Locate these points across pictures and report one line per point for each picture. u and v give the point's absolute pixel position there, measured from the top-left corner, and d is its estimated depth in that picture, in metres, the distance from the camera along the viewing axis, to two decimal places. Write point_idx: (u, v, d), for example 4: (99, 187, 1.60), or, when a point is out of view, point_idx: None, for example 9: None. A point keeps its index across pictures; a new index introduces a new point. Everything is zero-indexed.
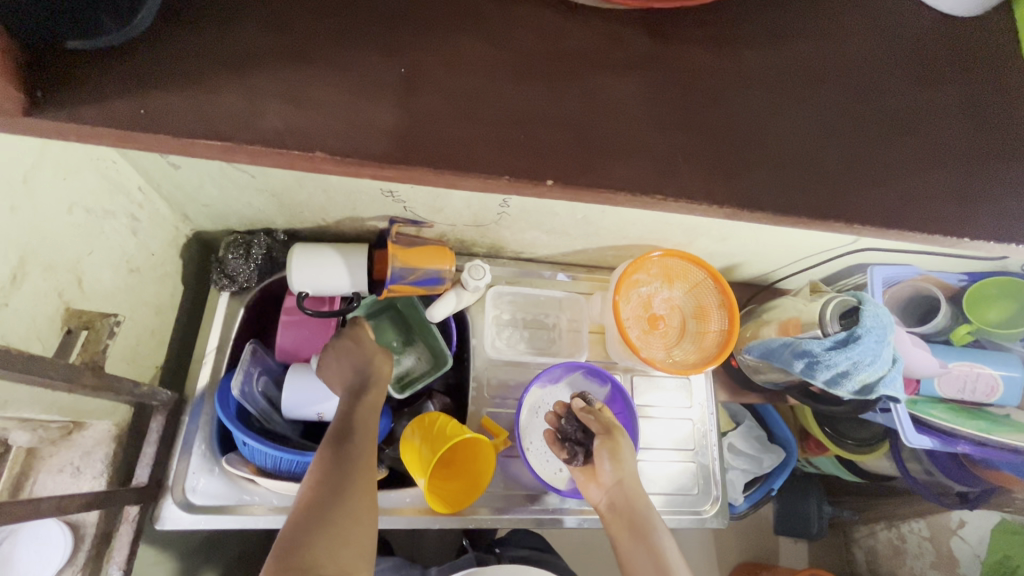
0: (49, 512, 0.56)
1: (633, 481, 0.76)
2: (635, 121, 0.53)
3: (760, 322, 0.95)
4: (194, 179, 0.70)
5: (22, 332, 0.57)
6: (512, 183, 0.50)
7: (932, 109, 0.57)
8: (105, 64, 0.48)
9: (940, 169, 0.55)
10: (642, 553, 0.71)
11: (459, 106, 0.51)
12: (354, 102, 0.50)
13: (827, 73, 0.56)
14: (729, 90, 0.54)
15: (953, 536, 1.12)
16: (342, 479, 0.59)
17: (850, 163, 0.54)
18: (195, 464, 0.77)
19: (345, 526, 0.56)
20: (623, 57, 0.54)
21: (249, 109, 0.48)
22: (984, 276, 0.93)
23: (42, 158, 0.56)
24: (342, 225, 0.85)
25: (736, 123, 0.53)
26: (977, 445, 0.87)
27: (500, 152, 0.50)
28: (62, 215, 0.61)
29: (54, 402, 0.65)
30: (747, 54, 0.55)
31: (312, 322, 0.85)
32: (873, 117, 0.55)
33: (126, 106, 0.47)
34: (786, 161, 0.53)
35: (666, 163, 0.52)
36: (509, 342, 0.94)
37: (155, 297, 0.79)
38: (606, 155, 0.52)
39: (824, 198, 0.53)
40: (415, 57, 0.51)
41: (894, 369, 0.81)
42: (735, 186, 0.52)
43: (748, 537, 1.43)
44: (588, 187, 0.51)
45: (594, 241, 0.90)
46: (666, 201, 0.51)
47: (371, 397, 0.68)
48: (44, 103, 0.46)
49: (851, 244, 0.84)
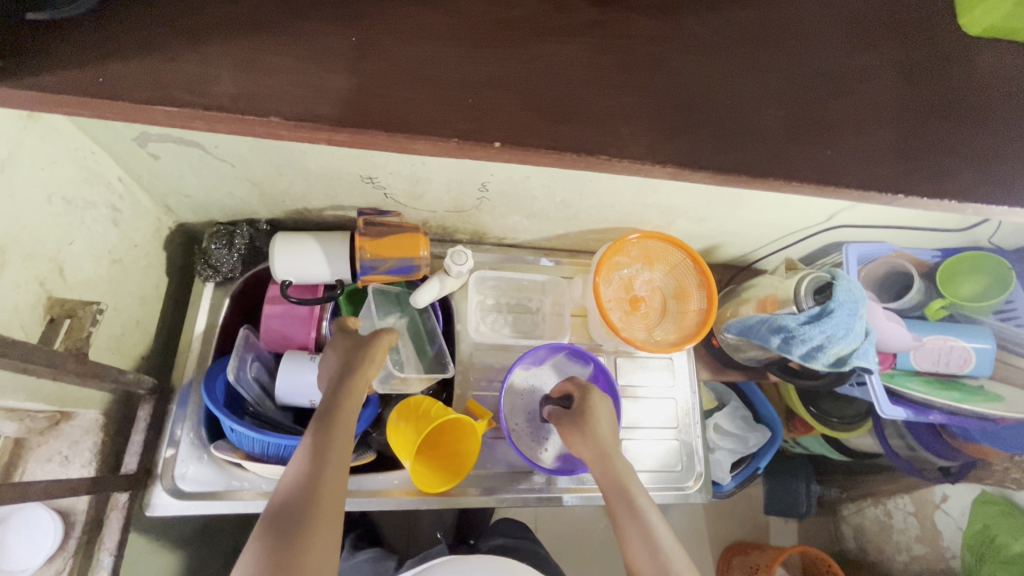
0: (36, 496, 0.57)
1: (616, 458, 0.76)
2: (585, 84, 0.53)
3: (739, 302, 0.97)
4: (173, 169, 0.71)
5: (3, 318, 0.58)
6: (462, 147, 0.51)
7: (887, 71, 0.57)
8: (67, 41, 0.48)
9: (888, 129, 0.56)
10: (633, 529, 0.70)
11: (413, 72, 0.51)
12: (313, 73, 0.50)
13: (777, 38, 0.57)
14: (675, 56, 0.55)
15: (937, 510, 1.15)
16: (314, 470, 0.61)
17: (799, 125, 0.55)
18: (184, 451, 0.78)
19: (315, 515, 0.58)
20: (569, 25, 0.54)
21: (204, 75, 0.49)
22: (956, 251, 0.94)
23: (20, 144, 0.57)
24: (325, 213, 0.86)
25: (684, 88, 0.54)
26: (951, 414, 0.89)
27: (458, 116, 0.51)
28: (41, 204, 0.61)
29: (38, 389, 0.65)
30: (691, 23, 0.56)
31: (296, 311, 0.86)
32: (831, 80, 0.56)
33: (85, 75, 0.48)
34: (737, 121, 0.54)
35: (620, 123, 0.53)
36: (493, 327, 0.96)
37: (140, 288, 0.80)
38: (560, 118, 0.52)
39: (772, 159, 0.54)
40: (375, 31, 0.52)
41: (867, 342, 0.83)
42: (681, 145, 0.53)
43: (736, 517, 1.46)
44: (536, 148, 0.51)
45: (574, 224, 0.91)
46: (611, 160, 0.52)
47: (354, 390, 0.69)
48: (8, 72, 0.47)
49: (825, 221, 0.86)
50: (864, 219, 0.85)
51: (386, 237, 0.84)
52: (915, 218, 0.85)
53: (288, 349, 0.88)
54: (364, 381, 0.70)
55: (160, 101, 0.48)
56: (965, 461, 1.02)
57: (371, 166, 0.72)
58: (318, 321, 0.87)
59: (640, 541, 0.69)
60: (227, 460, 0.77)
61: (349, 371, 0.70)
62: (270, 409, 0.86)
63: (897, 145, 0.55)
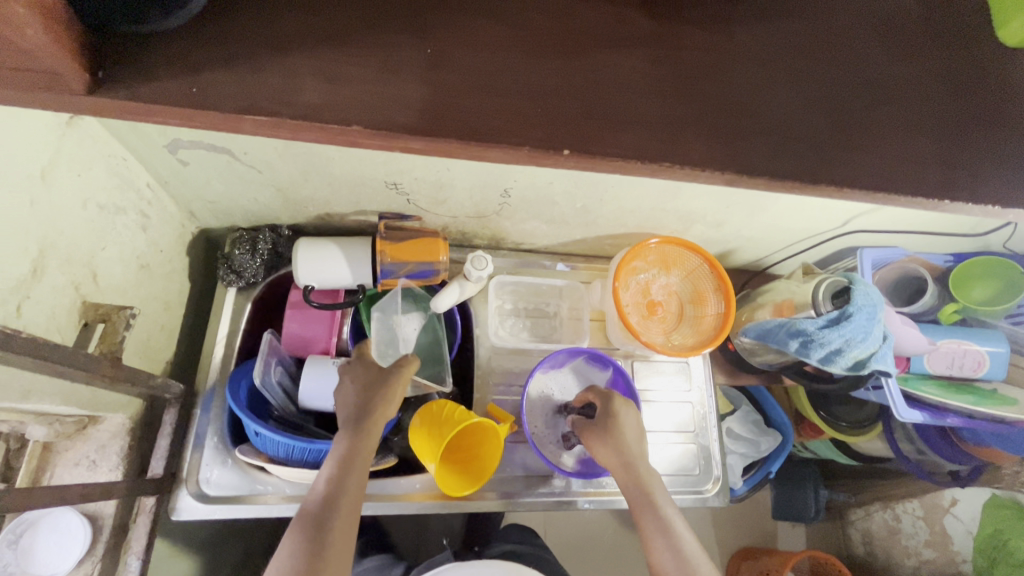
0: (72, 499, 0.57)
1: (644, 467, 0.76)
2: (630, 91, 0.52)
3: (755, 306, 0.98)
4: (202, 176, 0.72)
5: (40, 323, 0.58)
6: (532, 155, 0.50)
7: (931, 78, 0.57)
8: (137, 50, 0.48)
9: (929, 133, 0.55)
10: (658, 537, 0.71)
11: (495, 89, 0.51)
12: (356, 76, 0.49)
13: (820, 46, 0.56)
14: (721, 63, 0.54)
15: (946, 513, 1.15)
16: (338, 486, 0.64)
17: (840, 129, 0.54)
18: (209, 455, 0.79)
19: (335, 529, 0.62)
20: (618, 34, 0.54)
21: (290, 84, 0.48)
22: (969, 256, 0.95)
23: (59, 152, 0.58)
24: (347, 219, 0.86)
25: (727, 93, 0.53)
26: (965, 417, 0.90)
27: (511, 122, 0.50)
28: (77, 211, 0.62)
29: (73, 394, 0.65)
30: (738, 31, 0.55)
31: (318, 315, 0.87)
32: (878, 85, 0.56)
33: (178, 86, 0.47)
34: (782, 128, 0.54)
35: (668, 129, 0.52)
36: (511, 331, 0.96)
37: (164, 293, 0.81)
38: (603, 123, 0.51)
39: (816, 164, 0.53)
40: (418, 34, 0.51)
41: (884, 346, 0.84)
42: (730, 153, 0.52)
43: (746, 522, 1.46)
44: (599, 157, 0.51)
45: (593, 229, 0.92)
46: (672, 168, 0.51)
47: (382, 413, 0.71)
48: (105, 83, 0.46)
49: (840, 226, 0.87)
50: (878, 223, 0.86)
51: (404, 241, 0.86)
52: (928, 222, 0.86)
53: (310, 353, 0.88)
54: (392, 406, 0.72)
55: (195, 103, 0.47)
56: (974, 464, 1.01)
57: (396, 172, 0.72)
58: (338, 327, 0.89)
59: (661, 548, 0.70)
60: (251, 463, 0.78)
61: (378, 394, 0.72)
62: (293, 413, 0.86)
63: (944, 148, 0.55)
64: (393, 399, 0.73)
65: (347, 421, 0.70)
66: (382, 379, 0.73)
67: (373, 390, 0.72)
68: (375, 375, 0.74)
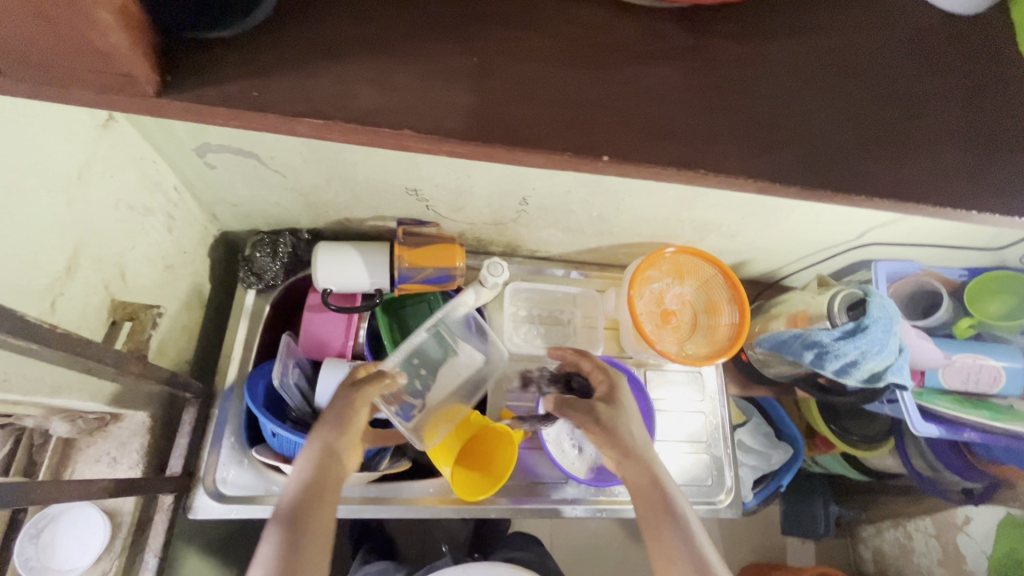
0: (90, 495, 0.58)
1: (663, 475, 0.71)
2: (664, 100, 0.48)
3: (769, 317, 0.99)
4: (227, 179, 0.74)
5: (72, 319, 0.60)
6: (573, 161, 0.46)
7: (982, 88, 0.52)
8: (202, 60, 0.45)
9: (980, 144, 0.51)
10: (673, 540, 0.65)
11: (522, 92, 0.46)
12: (353, 91, 0.45)
13: (863, 62, 0.51)
14: (755, 79, 0.49)
15: (959, 532, 1.13)
16: (304, 508, 0.62)
17: (874, 142, 0.49)
18: (226, 455, 0.79)
19: (301, 551, 0.59)
20: (653, 48, 0.48)
21: (341, 89, 0.44)
22: (984, 271, 0.95)
23: (95, 154, 0.59)
24: (365, 224, 0.88)
25: (767, 114, 0.49)
26: (983, 432, 0.88)
27: (545, 128, 0.46)
28: (109, 211, 0.63)
29: (99, 390, 0.65)
30: (773, 47, 0.50)
31: (336, 317, 0.89)
32: (943, 94, 0.51)
33: (238, 88, 0.44)
34: (820, 143, 0.49)
35: (719, 135, 0.48)
36: (526, 338, 0.97)
37: (187, 293, 0.82)
38: (624, 132, 0.47)
39: (847, 171, 0.48)
40: (437, 31, 0.47)
41: (901, 358, 0.84)
42: (771, 162, 0.48)
43: (755, 536, 1.44)
44: (640, 164, 0.46)
45: (608, 238, 0.93)
46: (709, 177, 0.46)
47: (349, 433, 0.69)
48: (173, 87, 0.43)
49: (855, 239, 0.88)
50: (892, 235, 0.87)
51: (425, 246, 0.86)
52: (942, 235, 0.87)
53: (325, 356, 0.89)
54: (356, 425, 0.70)
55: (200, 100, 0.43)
56: (987, 481, 1.00)
57: (416, 178, 0.74)
58: (355, 330, 0.89)
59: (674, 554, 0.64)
60: (267, 463, 0.78)
61: (337, 414, 0.69)
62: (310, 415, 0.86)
63: (992, 161, 0.51)
64: (356, 418, 0.70)
65: (320, 426, 0.69)
66: (344, 399, 0.70)
67: (333, 412, 0.69)
68: (337, 397, 0.71)
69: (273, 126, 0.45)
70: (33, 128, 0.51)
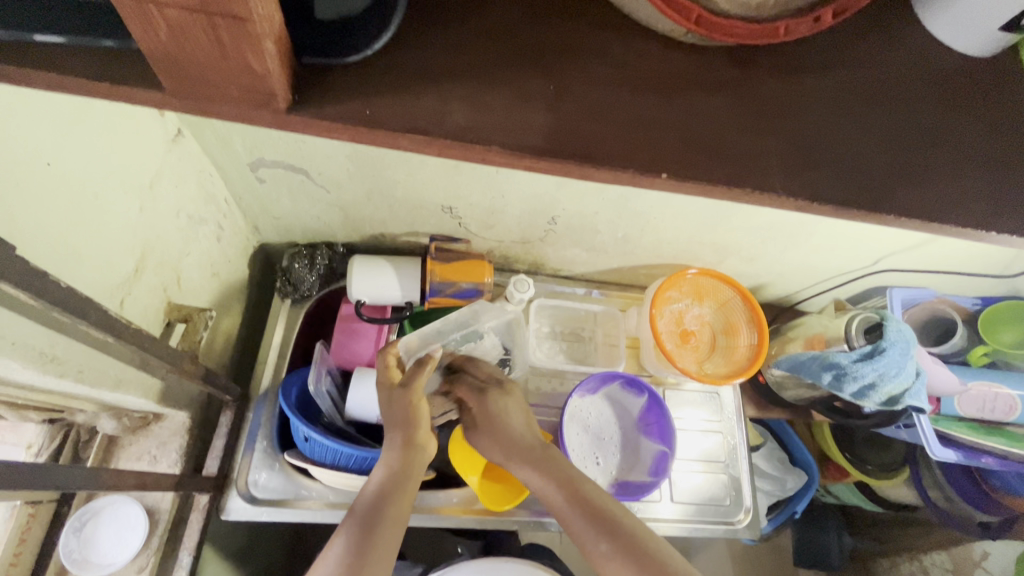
0: (132, 486, 0.61)
1: (587, 488, 0.71)
2: (709, 123, 0.52)
3: (786, 340, 1.00)
4: (274, 195, 0.78)
5: (135, 317, 0.65)
6: (636, 177, 0.49)
7: (996, 120, 0.56)
8: (303, 80, 0.48)
9: (995, 170, 0.54)
10: (600, 546, 0.66)
11: (588, 112, 0.50)
12: (420, 107, 0.48)
13: (888, 93, 0.55)
14: (794, 107, 0.54)
15: (977, 568, 1.12)
16: (381, 502, 0.67)
17: (896, 168, 0.53)
18: (258, 458, 0.81)
19: (384, 526, 0.65)
20: (707, 80, 0.53)
21: (436, 109, 0.48)
22: (996, 301, 0.97)
23: (164, 168, 0.64)
24: (399, 239, 0.91)
25: (803, 136, 0.53)
26: (1000, 458, 0.91)
27: (602, 145, 0.49)
28: (171, 220, 0.68)
29: (150, 388, 0.69)
30: (809, 80, 0.54)
31: (366, 329, 0.92)
32: (963, 132, 0.55)
33: (352, 106, 0.48)
34: (850, 162, 0.52)
35: (758, 156, 0.51)
36: (548, 353, 0.99)
37: (226, 301, 0.86)
38: (669, 148, 0.50)
39: (873, 191, 0.52)
40: (498, 57, 0.51)
41: (918, 382, 0.86)
42: (807, 181, 0.51)
43: (766, 565, 1.43)
44: (690, 181, 0.50)
45: (630, 258, 0.96)
46: (748, 193, 0.50)
47: (421, 424, 0.75)
48: (298, 104, 0.47)
49: (871, 264, 0.91)
50: (909, 263, 0.89)
51: (454, 262, 0.89)
52: (955, 263, 0.89)
53: (355, 366, 0.92)
54: (424, 415, 0.76)
55: (277, 124, 0.48)
56: (1005, 514, 0.99)
57: (453, 197, 0.78)
58: (383, 340, 0.92)
59: (609, 559, 0.65)
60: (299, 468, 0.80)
61: (403, 410, 0.75)
62: (339, 423, 0.88)
63: (1005, 188, 0.54)
64: (418, 409, 0.76)
65: (395, 427, 0.74)
66: (402, 396, 0.76)
67: (398, 410, 0.75)
68: (394, 397, 0.77)
69: (348, 140, 0.49)
70: (118, 143, 0.56)
